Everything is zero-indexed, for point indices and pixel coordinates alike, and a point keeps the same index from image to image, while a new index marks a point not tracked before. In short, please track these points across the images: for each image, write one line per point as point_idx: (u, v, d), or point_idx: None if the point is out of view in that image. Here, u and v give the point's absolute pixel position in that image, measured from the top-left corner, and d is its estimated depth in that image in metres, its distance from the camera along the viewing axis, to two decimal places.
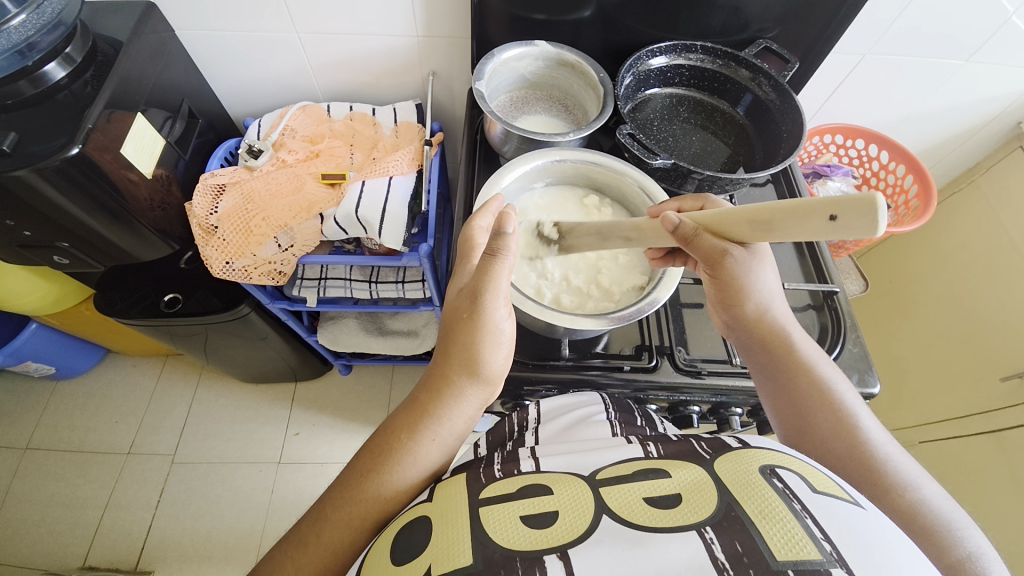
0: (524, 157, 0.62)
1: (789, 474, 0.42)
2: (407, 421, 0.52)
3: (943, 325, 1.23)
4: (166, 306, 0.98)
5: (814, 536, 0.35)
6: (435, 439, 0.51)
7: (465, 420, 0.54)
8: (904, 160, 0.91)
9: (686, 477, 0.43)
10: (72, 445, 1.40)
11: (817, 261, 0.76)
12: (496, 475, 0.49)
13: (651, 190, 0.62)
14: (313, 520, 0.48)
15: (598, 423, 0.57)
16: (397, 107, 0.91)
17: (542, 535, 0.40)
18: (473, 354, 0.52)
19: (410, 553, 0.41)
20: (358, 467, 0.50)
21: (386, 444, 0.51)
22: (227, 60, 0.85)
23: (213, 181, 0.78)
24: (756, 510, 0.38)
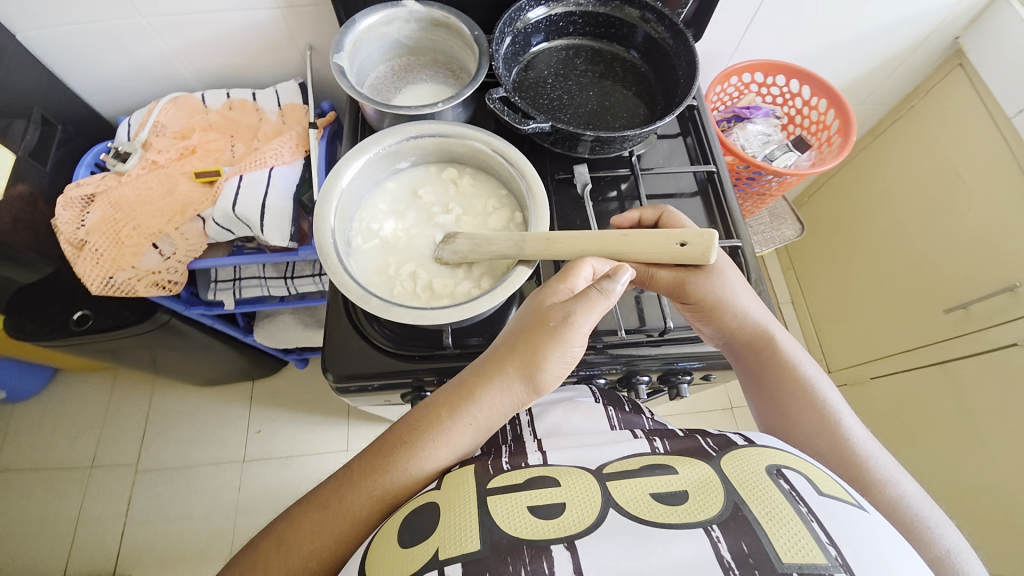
0: (366, 141, 0.56)
1: (795, 474, 0.43)
2: (447, 401, 0.50)
3: (890, 260, 1.21)
4: (76, 325, 0.94)
5: (821, 541, 0.37)
6: (474, 426, 0.49)
7: (504, 415, 0.51)
8: (825, 94, 0.86)
9: (693, 474, 0.44)
10: (34, 466, 1.40)
11: (724, 213, 0.72)
12: (505, 466, 0.47)
13: (510, 156, 0.57)
14: (338, 484, 0.47)
15: (594, 416, 0.61)
16: (279, 89, 0.84)
17: (550, 525, 0.41)
18: (539, 363, 0.48)
19: (419, 535, 0.41)
20: (391, 439, 0.49)
21: (423, 420, 0.49)
22: (81, 55, 0.77)
23: (77, 192, 0.72)
24: (764, 513, 0.39)
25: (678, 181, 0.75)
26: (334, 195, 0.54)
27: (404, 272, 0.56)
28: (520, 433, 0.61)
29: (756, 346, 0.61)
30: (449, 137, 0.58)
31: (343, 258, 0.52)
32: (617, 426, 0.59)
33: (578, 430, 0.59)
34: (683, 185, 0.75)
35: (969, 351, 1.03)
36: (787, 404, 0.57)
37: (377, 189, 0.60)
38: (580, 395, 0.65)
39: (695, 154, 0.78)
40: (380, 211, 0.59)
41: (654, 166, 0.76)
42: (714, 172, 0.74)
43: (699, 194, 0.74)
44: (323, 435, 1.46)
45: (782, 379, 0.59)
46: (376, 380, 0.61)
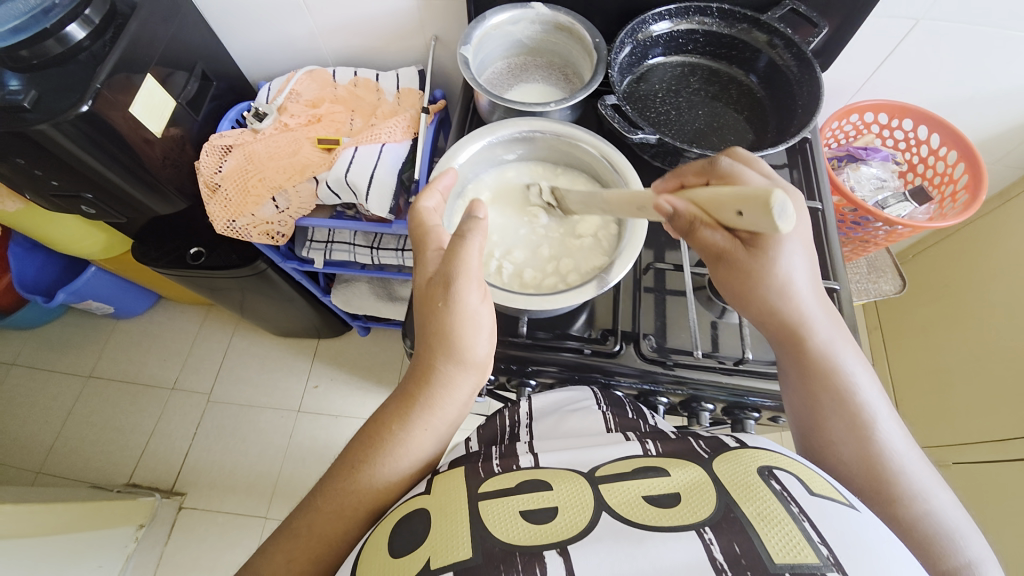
0: (483, 130, 0.59)
1: (786, 475, 0.43)
2: (396, 413, 0.51)
3: (1000, 340, 1.07)
4: (191, 259, 1.06)
5: (813, 540, 0.36)
6: (428, 428, 0.51)
7: (460, 404, 0.53)
8: (957, 145, 0.79)
9: (684, 476, 0.44)
10: (127, 377, 1.58)
11: (823, 253, 0.69)
12: (496, 469, 0.48)
13: (624, 173, 0.57)
14: (304, 511, 0.49)
15: (592, 418, 0.57)
16: (401, 73, 0.90)
17: (541, 530, 0.41)
18: (454, 342, 0.50)
19: (411, 543, 0.41)
20: (347, 459, 0.51)
21: (374, 435, 0.51)
22: (243, 24, 0.88)
23: (220, 141, 0.82)
24: (756, 513, 0.39)
25: None
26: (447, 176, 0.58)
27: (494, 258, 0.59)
28: (515, 432, 0.58)
29: (795, 335, 0.51)
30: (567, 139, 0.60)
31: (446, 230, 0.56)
32: (612, 430, 0.55)
33: (573, 430, 0.56)
34: None
35: None
36: (824, 422, 0.48)
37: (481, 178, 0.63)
38: (585, 399, 0.61)
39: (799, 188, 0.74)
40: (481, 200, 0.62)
41: None
42: (818, 209, 0.71)
43: None
44: (370, 403, 1.53)
45: (818, 391, 0.49)
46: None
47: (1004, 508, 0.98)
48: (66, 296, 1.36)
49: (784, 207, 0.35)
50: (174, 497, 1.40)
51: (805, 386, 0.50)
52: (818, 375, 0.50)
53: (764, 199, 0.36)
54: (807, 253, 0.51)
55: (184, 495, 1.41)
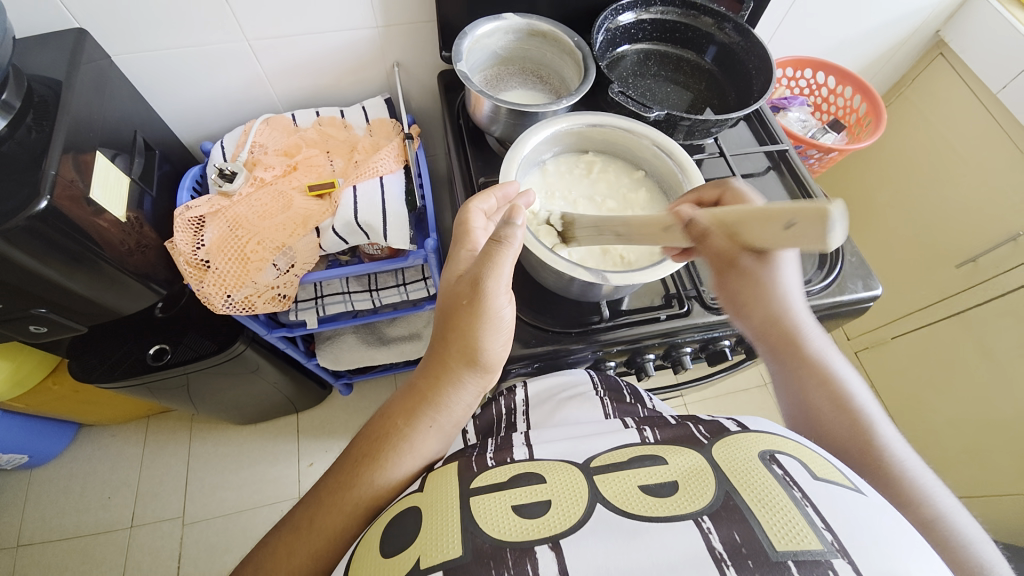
0: (536, 127, 0.61)
1: (788, 459, 0.41)
2: (405, 407, 0.52)
3: (892, 232, 1.32)
4: (154, 359, 0.90)
5: (816, 525, 0.35)
6: (434, 426, 0.52)
7: (464, 407, 0.54)
8: (850, 81, 0.99)
9: (684, 462, 0.42)
10: (64, 533, 1.28)
11: (801, 182, 0.80)
12: (490, 463, 0.46)
13: (674, 153, 0.61)
14: (309, 506, 0.48)
15: (587, 404, 0.59)
16: (366, 105, 0.87)
17: (533, 525, 0.38)
18: (471, 344, 0.52)
19: (399, 543, 0.39)
20: (355, 452, 0.51)
21: (384, 429, 0.51)
22: (171, 82, 0.78)
23: (190, 214, 0.72)
24: (756, 500, 0.37)
25: (752, 160, 0.83)
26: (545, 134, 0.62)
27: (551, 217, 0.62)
28: (513, 419, 0.60)
29: (787, 340, 0.55)
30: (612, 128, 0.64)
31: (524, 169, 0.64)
32: (612, 415, 0.57)
33: (570, 420, 0.57)
34: (757, 163, 0.83)
35: (983, 300, 1.11)
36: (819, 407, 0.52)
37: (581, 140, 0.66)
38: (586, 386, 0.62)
39: (761, 137, 0.87)
40: (569, 163, 0.67)
41: (731, 150, 0.84)
42: (786, 149, 0.83)
43: (774, 169, 0.82)
44: None
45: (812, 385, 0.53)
46: (526, 353, 0.64)
47: (942, 359, 1.20)
48: None
49: (842, 218, 0.36)
50: None
51: (801, 391, 0.54)
52: (811, 377, 0.54)
53: (819, 212, 0.37)
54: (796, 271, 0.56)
55: None
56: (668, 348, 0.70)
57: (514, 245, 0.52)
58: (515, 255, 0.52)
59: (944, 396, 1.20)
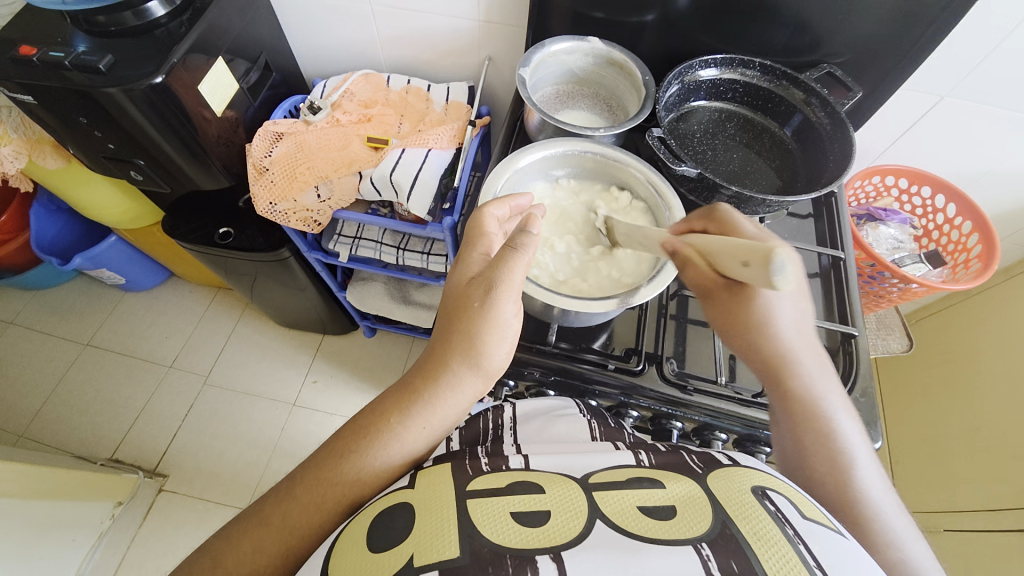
0: (542, 142, 0.63)
1: (780, 498, 0.40)
2: (397, 403, 0.49)
3: (989, 409, 1.08)
4: (219, 238, 1.08)
5: (808, 563, 0.33)
6: (427, 426, 0.49)
7: (459, 409, 0.51)
8: (971, 216, 0.85)
9: (680, 491, 0.41)
10: (127, 350, 1.57)
11: (844, 301, 0.70)
12: (484, 468, 0.46)
13: (669, 202, 0.60)
14: (279, 498, 0.45)
15: (579, 425, 0.57)
16: (451, 87, 0.94)
17: (532, 534, 0.37)
18: (476, 344, 0.50)
19: (389, 541, 0.38)
20: (336, 446, 0.48)
21: (371, 423, 0.48)
22: (311, 22, 0.92)
23: (273, 128, 0.86)
24: (752, 532, 0.36)
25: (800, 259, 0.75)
26: (672, 222, 0.59)
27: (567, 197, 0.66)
28: (499, 433, 0.57)
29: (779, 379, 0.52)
30: (618, 163, 0.64)
31: (649, 206, 0.64)
32: (598, 438, 0.55)
33: (557, 436, 0.55)
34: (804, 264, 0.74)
35: None
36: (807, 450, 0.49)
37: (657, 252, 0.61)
38: (566, 406, 0.62)
39: (823, 239, 0.77)
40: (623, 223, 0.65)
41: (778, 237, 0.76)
42: (841, 259, 0.73)
43: (819, 277, 0.73)
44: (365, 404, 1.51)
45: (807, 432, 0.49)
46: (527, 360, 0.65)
47: None
48: (83, 261, 1.38)
49: (783, 264, 0.37)
50: (155, 477, 1.37)
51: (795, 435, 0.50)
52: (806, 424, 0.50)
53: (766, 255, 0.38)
54: (796, 301, 0.54)
55: (165, 477, 1.38)
56: (614, 403, 0.66)
57: (529, 253, 0.52)
58: (528, 263, 0.51)
59: None
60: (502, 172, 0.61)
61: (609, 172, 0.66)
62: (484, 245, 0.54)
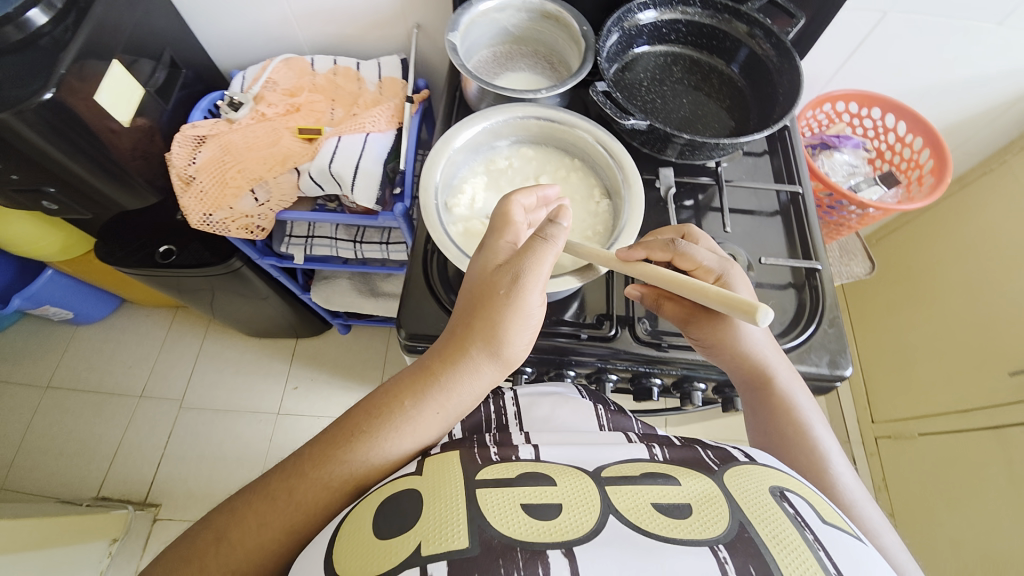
0: (482, 112, 0.59)
1: (799, 500, 0.40)
2: (413, 386, 0.47)
3: (949, 318, 1.13)
4: (161, 257, 1.01)
5: (828, 571, 0.34)
6: (439, 412, 0.46)
7: (475, 396, 0.48)
8: (922, 133, 0.85)
9: (696, 486, 0.40)
10: (91, 386, 1.49)
11: (805, 236, 0.70)
12: (493, 457, 0.43)
13: (622, 162, 0.58)
14: (286, 473, 0.43)
15: (584, 412, 0.56)
16: (382, 62, 0.88)
17: (543, 526, 0.36)
18: (498, 331, 0.46)
19: (397, 527, 0.36)
20: (349, 424, 0.45)
21: (385, 406, 0.46)
22: (216, 6, 0.83)
23: (192, 132, 0.78)
24: (770, 535, 0.36)
25: (759, 199, 0.74)
26: (628, 185, 0.56)
27: (516, 167, 0.63)
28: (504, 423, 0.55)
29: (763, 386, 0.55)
30: (565, 125, 0.60)
31: (602, 170, 0.61)
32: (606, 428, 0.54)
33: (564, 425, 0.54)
34: (764, 203, 0.74)
35: None
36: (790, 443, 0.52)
37: (615, 215, 0.59)
38: (570, 392, 0.60)
39: (780, 176, 0.76)
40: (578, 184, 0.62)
41: (736, 179, 0.75)
42: (799, 194, 0.73)
43: (780, 215, 0.73)
44: (352, 402, 1.50)
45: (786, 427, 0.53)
46: None
47: (965, 475, 1.03)
48: (21, 301, 1.28)
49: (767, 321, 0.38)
50: (148, 509, 1.33)
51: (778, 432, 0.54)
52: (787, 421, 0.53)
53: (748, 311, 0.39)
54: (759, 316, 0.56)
55: (158, 507, 1.34)
56: (593, 370, 0.66)
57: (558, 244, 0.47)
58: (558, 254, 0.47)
59: (953, 514, 1.05)
60: (442, 151, 0.57)
61: (557, 136, 0.62)
62: (512, 228, 0.49)
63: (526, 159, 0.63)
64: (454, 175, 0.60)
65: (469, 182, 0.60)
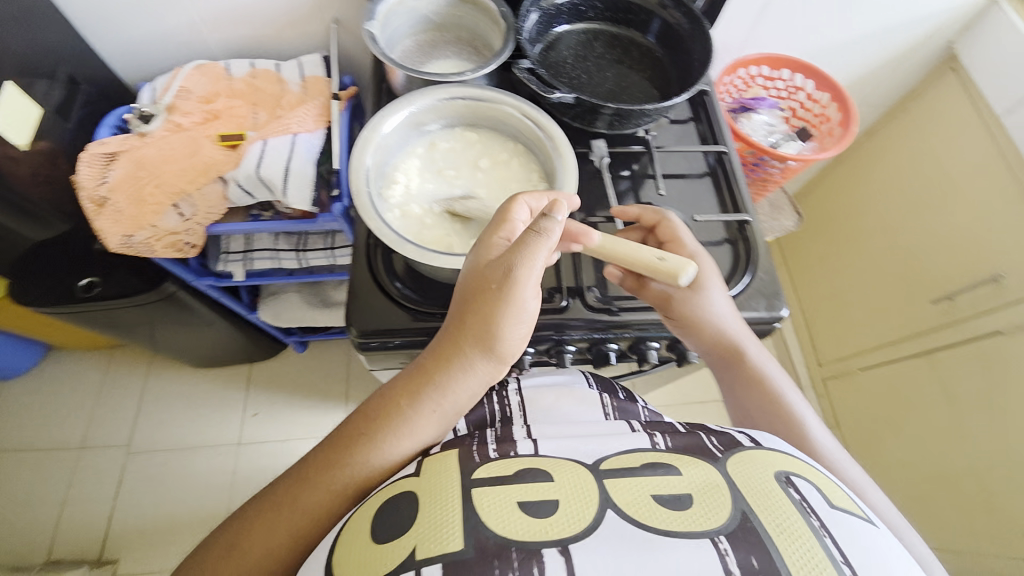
0: (406, 97, 0.58)
1: (804, 483, 0.42)
2: (409, 386, 0.48)
3: (872, 259, 1.22)
4: (83, 291, 0.93)
5: (835, 559, 0.36)
6: (436, 410, 0.48)
7: (470, 394, 0.49)
8: (827, 88, 0.92)
9: (698, 476, 0.42)
10: (22, 445, 1.36)
11: (734, 192, 0.74)
12: (491, 454, 0.45)
13: (550, 132, 0.58)
14: (290, 482, 0.45)
15: (589, 402, 0.61)
16: (302, 61, 0.85)
17: (540, 524, 0.38)
18: (490, 329, 0.47)
19: (393, 531, 0.39)
20: (350, 428, 0.47)
21: (384, 408, 0.47)
22: (112, 15, 0.78)
23: (99, 149, 0.72)
24: (774, 525, 0.38)
25: (689, 161, 0.77)
26: (559, 153, 0.56)
27: (449, 149, 0.62)
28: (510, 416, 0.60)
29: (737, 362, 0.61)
30: (491, 102, 0.60)
31: (533, 145, 0.61)
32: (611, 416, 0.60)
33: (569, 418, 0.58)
34: (693, 165, 0.77)
35: (955, 341, 1.03)
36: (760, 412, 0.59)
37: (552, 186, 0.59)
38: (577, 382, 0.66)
39: (706, 138, 0.80)
40: (513, 161, 0.62)
41: (666, 145, 0.78)
42: (724, 153, 0.76)
43: (709, 175, 0.76)
44: (318, 420, 1.44)
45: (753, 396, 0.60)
46: None
47: (904, 400, 1.13)
48: None
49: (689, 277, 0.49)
50: (105, 566, 1.23)
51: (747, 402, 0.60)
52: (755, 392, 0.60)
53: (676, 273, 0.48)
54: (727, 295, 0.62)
55: (116, 562, 1.24)
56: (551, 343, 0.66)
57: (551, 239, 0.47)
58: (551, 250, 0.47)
59: (899, 438, 1.14)
60: (368, 141, 0.55)
61: (485, 114, 0.62)
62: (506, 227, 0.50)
63: (459, 141, 0.63)
64: (386, 164, 0.59)
65: (403, 171, 0.59)
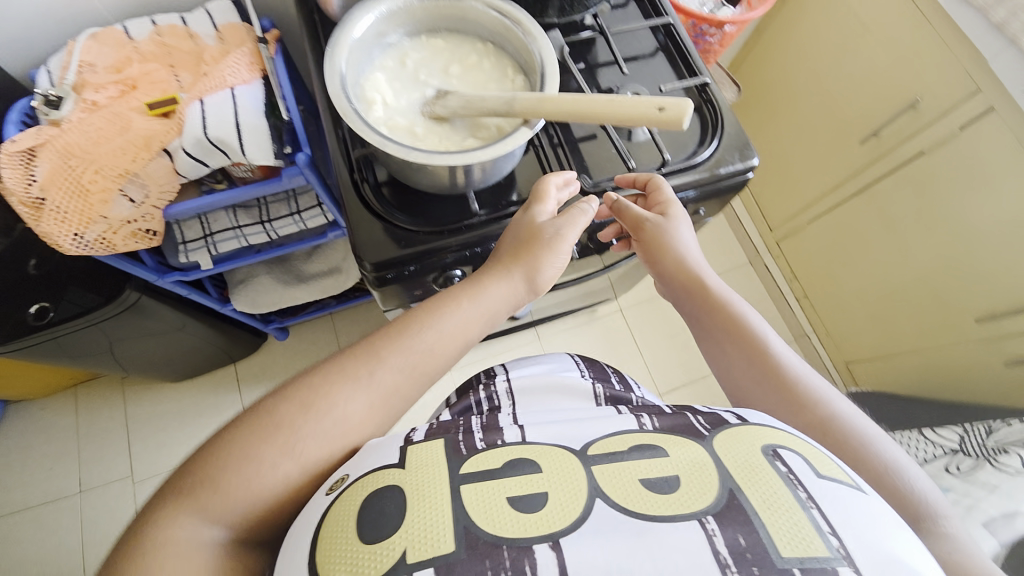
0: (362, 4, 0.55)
1: (791, 455, 0.41)
2: (451, 295, 0.55)
3: (805, 118, 1.31)
4: (35, 319, 0.85)
5: (821, 530, 0.36)
6: (471, 317, 0.54)
7: (494, 313, 0.56)
8: None
9: (685, 456, 0.41)
10: (13, 507, 1.27)
11: (687, 60, 0.76)
12: (478, 445, 0.44)
13: (513, 15, 0.56)
14: (334, 369, 0.48)
15: (581, 391, 0.61)
16: (210, 8, 0.76)
17: (531, 519, 0.38)
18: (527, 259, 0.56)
19: (382, 529, 0.37)
20: (397, 327, 0.52)
21: (428, 313, 0.53)
22: None
23: (12, 148, 0.63)
24: (761, 501, 0.38)
25: (639, 40, 0.78)
26: (530, 33, 0.56)
27: (417, 59, 0.60)
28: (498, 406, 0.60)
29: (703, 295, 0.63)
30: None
31: (498, 40, 0.60)
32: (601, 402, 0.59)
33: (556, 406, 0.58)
34: (644, 43, 0.78)
35: (889, 170, 1.15)
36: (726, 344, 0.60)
37: (530, 74, 0.59)
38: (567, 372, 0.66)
39: (649, 14, 0.81)
40: (482, 60, 0.61)
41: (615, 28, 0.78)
42: (669, 25, 0.78)
43: (662, 51, 0.77)
44: None
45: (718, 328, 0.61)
46: (465, 237, 0.62)
47: (852, 236, 1.26)
48: None
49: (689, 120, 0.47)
50: None
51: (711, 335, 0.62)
52: (720, 324, 0.61)
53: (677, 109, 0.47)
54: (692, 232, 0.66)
55: None
56: None
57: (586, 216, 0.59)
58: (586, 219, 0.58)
59: (855, 270, 1.29)
60: (336, 53, 0.52)
61: (442, 14, 0.59)
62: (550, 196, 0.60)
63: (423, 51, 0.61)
64: (356, 83, 0.57)
65: (376, 87, 0.57)
